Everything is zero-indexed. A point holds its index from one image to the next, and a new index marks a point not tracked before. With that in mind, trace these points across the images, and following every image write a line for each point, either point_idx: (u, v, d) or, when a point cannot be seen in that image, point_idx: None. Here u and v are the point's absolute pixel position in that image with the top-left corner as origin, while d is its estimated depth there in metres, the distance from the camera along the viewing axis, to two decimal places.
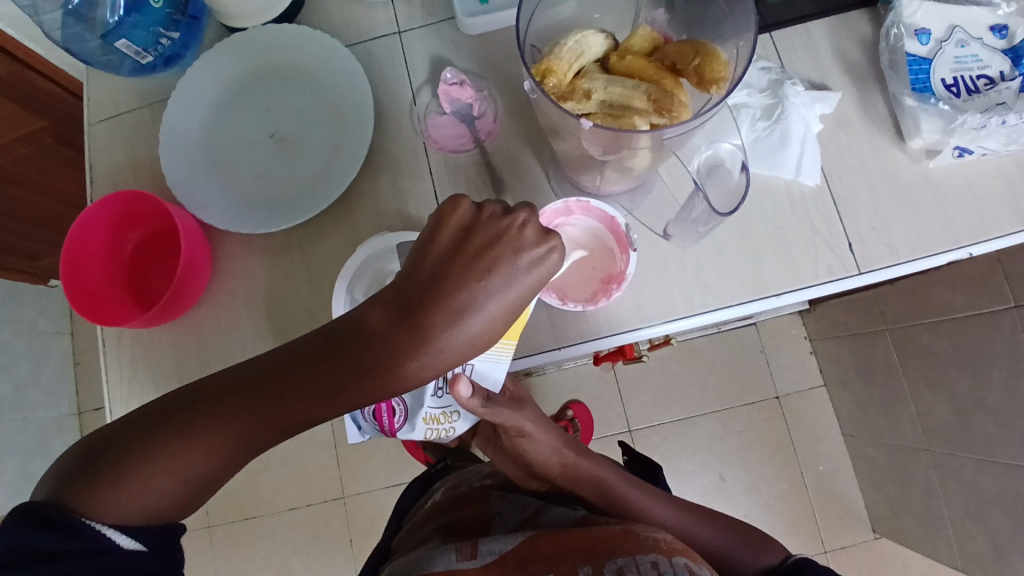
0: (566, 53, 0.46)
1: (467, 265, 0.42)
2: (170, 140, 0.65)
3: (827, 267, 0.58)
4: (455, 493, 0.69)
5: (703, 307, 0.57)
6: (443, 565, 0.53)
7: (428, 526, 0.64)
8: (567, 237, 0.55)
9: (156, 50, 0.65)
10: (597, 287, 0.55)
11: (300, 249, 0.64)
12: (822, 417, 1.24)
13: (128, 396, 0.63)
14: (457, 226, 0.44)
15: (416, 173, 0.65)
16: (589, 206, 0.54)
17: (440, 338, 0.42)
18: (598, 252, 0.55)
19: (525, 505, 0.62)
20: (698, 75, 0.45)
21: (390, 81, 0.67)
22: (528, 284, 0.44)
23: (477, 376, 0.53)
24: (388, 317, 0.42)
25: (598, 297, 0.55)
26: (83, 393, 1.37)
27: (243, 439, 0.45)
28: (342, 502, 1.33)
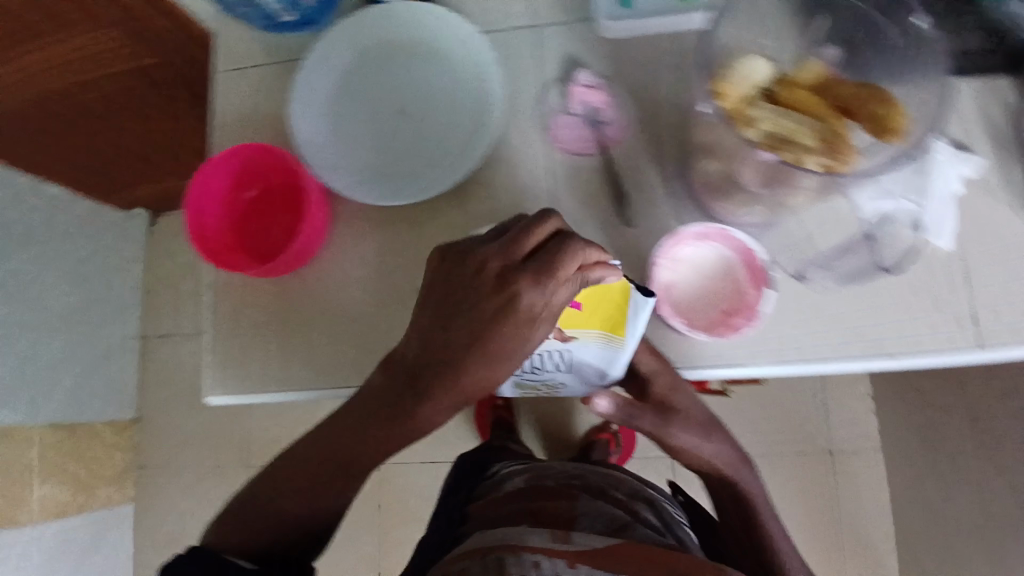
0: (738, 81, 0.45)
1: (440, 318, 0.52)
2: (303, 98, 0.66)
3: (938, 342, 0.56)
4: (541, 485, 0.72)
5: (806, 357, 0.56)
6: (534, 540, 0.56)
7: (515, 506, 0.67)
8: (707, 262, 0.59)
9: (295, 10, 0.66)
10: (718, 318, 0.57)
11: (408, 226, 0.66)
12: (872, 480, 1.19)
13: (226, 336, 0.65)
14: (433, 275, 0.53)
15: (534, 172, 0.64)
16: (727, 235, 0.58)
17: (446, 379, 0.53)
18: (728, 285, 0.58)
19: (611, 515, 0.64)
20: (873, 123, 0.43)
21: (520, 72, 0.66)
22: (502, 328, 0.51)
23: (577, 360, 0.57)
24: (400, 363, 0.54)
25: (718, 330, 0.57)
26: (148, 319, 1.41)
27: (328, 470, 0.58)
28: (375, 467, 1.35)
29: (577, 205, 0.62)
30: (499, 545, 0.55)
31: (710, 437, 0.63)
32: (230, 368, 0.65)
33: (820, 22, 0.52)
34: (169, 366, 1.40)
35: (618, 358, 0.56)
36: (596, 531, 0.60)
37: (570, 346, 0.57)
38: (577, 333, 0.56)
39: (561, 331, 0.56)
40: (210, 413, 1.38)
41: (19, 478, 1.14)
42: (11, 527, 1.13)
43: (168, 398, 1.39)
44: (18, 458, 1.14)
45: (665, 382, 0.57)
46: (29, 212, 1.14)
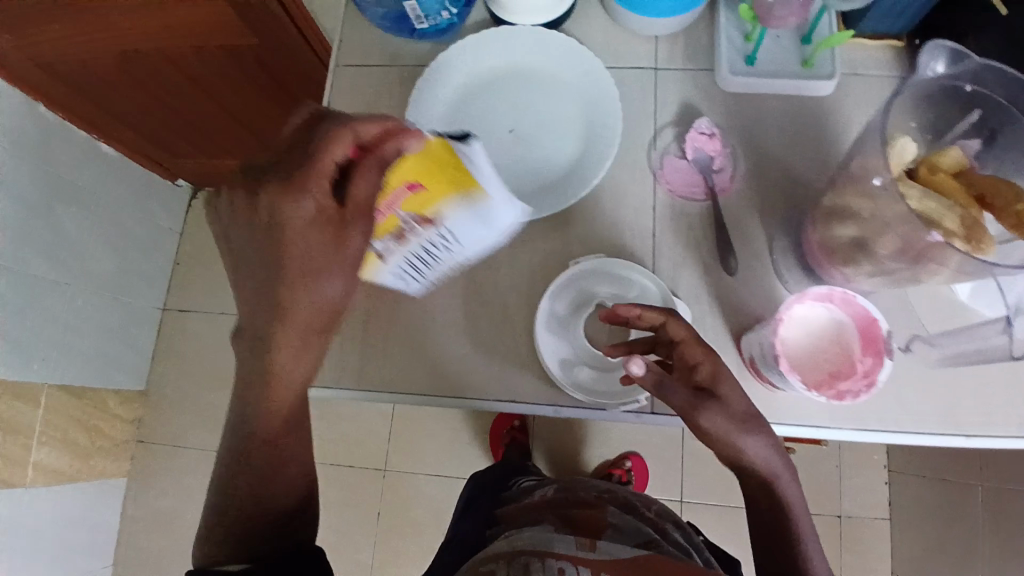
0: (895, 153, 0.46)
1: (260, 247, 0.52)
2: (419, 108, 0.68)
3: (1011, 427, 0.56)
4: (571, 497, 0.74)
5: (882, 428, 0.56)
6: (562, 545, 0.57)
7: (545, 516, 0.69)
8: (821, 322, 0.53)
9: (434, 19, 0.67)
10: (826, 381, 0.53)
11: (508, 242, 0.66)
12: (878, 551, 1.20)
13: None
14: (236, 215, 0.53)
15: (639, 208, 0.66)
16: (851, 301, 0.52)
17: (286, 296, 0.53)
18: (837, 349, 0.53)
19: (638, 526, 0.65)
20: (1019, 219, 0.45)
21: (636, 110, 0.68)
22: (312, 234, 0.52)
23: (450, 230, 0.57)
24: (247, 302, 0.54)
25: (826, 394, 0.52)
26: (173, 292, 1.39)
27: (284, 426, 0.57)
28: (382, 474, 1.33)
29: (680, 246, 0.64)
30: (529, 548, 0.56)
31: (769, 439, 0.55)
32: None
33: (975, 114, 0.50)
34: (186, 343, 1.37)
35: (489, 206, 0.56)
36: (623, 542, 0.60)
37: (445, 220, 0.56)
38: (439, 208, 0.54)
39: (424, 216, 0.55)
40: (220, 396, 1.35)
41: (20, 440, 1.06)
42: (6, 490, 1.05)
43: (181, 373, 1.36)
44: (24, 418, 1.07)
45: (708, 371, 0.54)
46: (81, 167, 1.12)
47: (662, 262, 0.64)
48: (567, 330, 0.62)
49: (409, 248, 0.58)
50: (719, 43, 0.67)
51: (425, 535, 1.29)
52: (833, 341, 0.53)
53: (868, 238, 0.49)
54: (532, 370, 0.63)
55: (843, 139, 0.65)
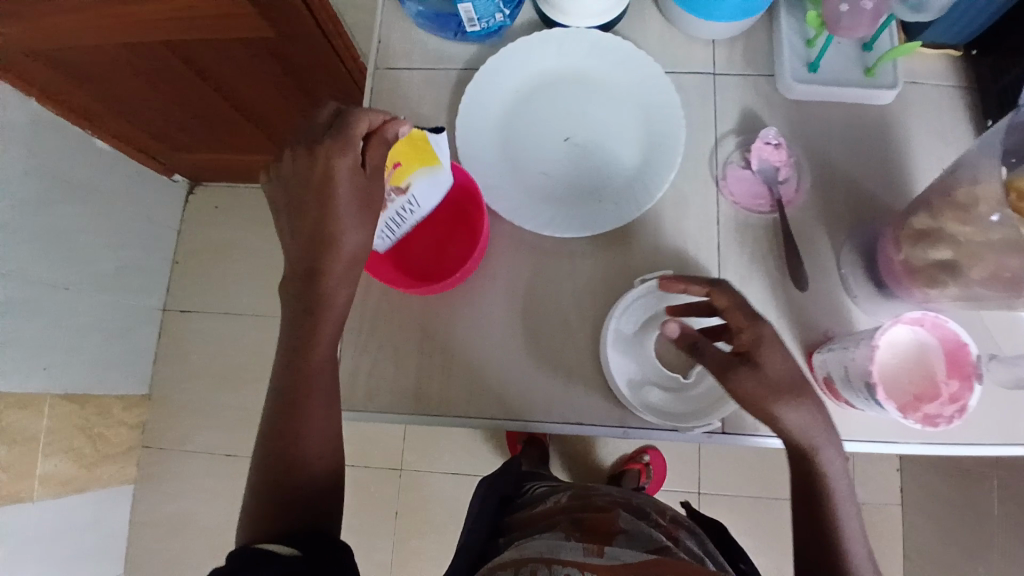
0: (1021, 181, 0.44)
1: (309, 206, 0.54)
2: (470, 115, 0.65)
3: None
4: (585, 500, 0.69)
5: (946, 439, 0.57)
6: (567, 554, 0.54)
7: (555, 519, 0.65)
8: (909, 346, 0.54)
9: (486, 22, 0.63)
10: (911, 404, 0.53)
11: (567, 256, 0.64)
12: (891, 537, 1.22)
13: (363, 348, 0.63)
14: (287, 180, 0.55)
15: (702, 221, 0.64)
16: (941, 325, 0.53)
17: (330, 251, 0.54)
18: (924, 372, 0.53)
19: (652, 528, 0.61)
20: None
21: (695, 118, 0.66)
22: (353, 193, 0.53)
23: (419, 198, 0.58)
24: (295, 259, 0.56)
25: (913, 417, 0.52)
26: (173, 292, 1.33)
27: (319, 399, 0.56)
28: (399, 474, 1.32)
29: (745, 260, 0.63)
30: (533, 560, 0.53)
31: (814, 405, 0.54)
32: (362, 381, 0.62)
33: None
34: (189, 345, 1.31)
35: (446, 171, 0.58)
36: (634, 545, 0.56)
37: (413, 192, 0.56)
38: (412, 181, 0.55)
39: (400, 190, 0.55)
40: (226, 396, 1.29)
41: (25, 451, 1.01)
42: (12, 504, 1.00)
43: (184, 376, 1.30)
44: (28, 428, 1.02)
45: (749, 337, 0.53)
46: (77, 162, 1.06)
47: (728, 276, 0.63)
48: (635, 349, 0.61)
49: (385, 224, 0.57)
50: (781, 49, 0.65)
51: (444, 533, 1.28)
52: (920, 364, 0.53)
53: (961, 262, 0.49)
54: (597, 389, 0.61)
55: (908, 149, 0.64)
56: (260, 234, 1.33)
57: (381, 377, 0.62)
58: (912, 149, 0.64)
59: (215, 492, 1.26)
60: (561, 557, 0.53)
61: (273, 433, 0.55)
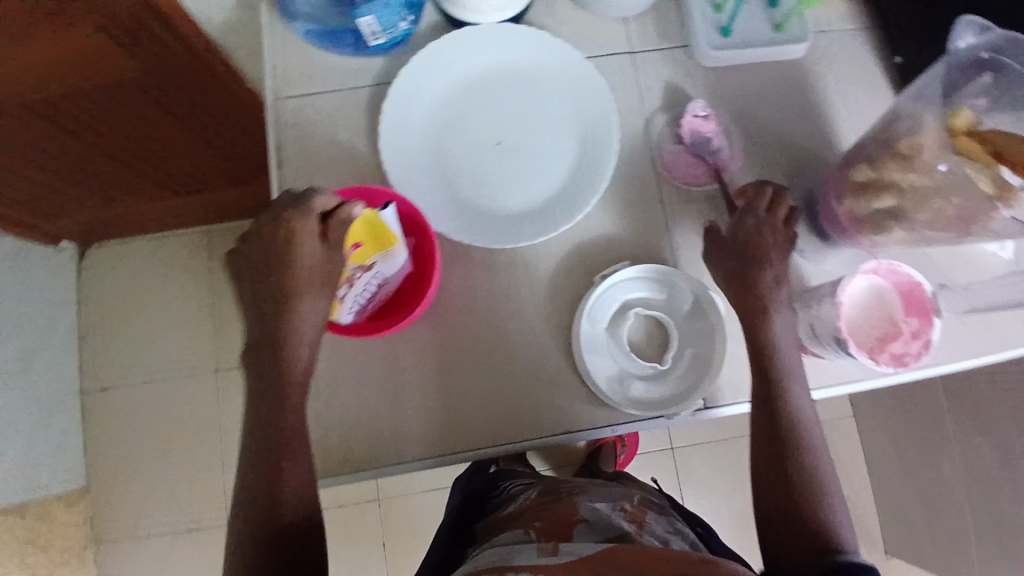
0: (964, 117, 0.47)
1: (272, 273, 0.53)
2: (391, 133, 0.60)
3: (1015, 339, 0.60)
4: (548, 490, 0.65)
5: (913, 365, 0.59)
6: (522, 559, 0.48)
7: (515, 521, 0.59)
8: (869, 296, 0.55)
9: (392, 33, 0.59)
10: (878, 346, 0.54)
11: (522, 264, 0.62)
12: (849, 448, 1.28)
13: (327, 406, 0.58)
14: (249, 246, 0.54)
15: (649, 205, 0.63)
16: (894, 270, 0.54)
17: (292, 317, 0.53)
18: (885, 315, 0.54)
19: (615, 514, 0.57)
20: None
21: (621, 101, 0.65)
22: (316, 259, 0.52)
23: (385, 273, 0.55)
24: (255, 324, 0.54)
25: (884, 360, 0.53)
26: (87, 371, 1.20)
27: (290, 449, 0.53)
28: (377, 503, 1.25)
29: (696, 235, 0.63)
30: (484, 570, 0.48)
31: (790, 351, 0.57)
32: (335, 440, 0.58)
33: (986, 77, 0.49)
34: (118, 423, 1.19)
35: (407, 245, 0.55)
36: (594, 537, 0.51)
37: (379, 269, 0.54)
38: (376, 260, 0.53)
39: (365, 268, 0.53)
40: (173, 466, 1.19)
41: None
42: None
43: (122, 456, 1.19)
44: None
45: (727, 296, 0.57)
46: None
47: (682, 254, 0.63)
48: (607, 345, 0.60)
49: (354, 301, 0.55)
50: (692, 17, 0.65)
51: None
52: (880, 309, 0.54)
53: (905, 207, 0.50)
54: (581, 394, 0.60)
55: (825, 99, 0.65)
56: (172, 287, 1.22)
57: (353, 434, 0.58)
58: (829, 98, 0.65)
59: (185, 569, 1.16)
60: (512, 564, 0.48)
61: (240, 495, 0.51)
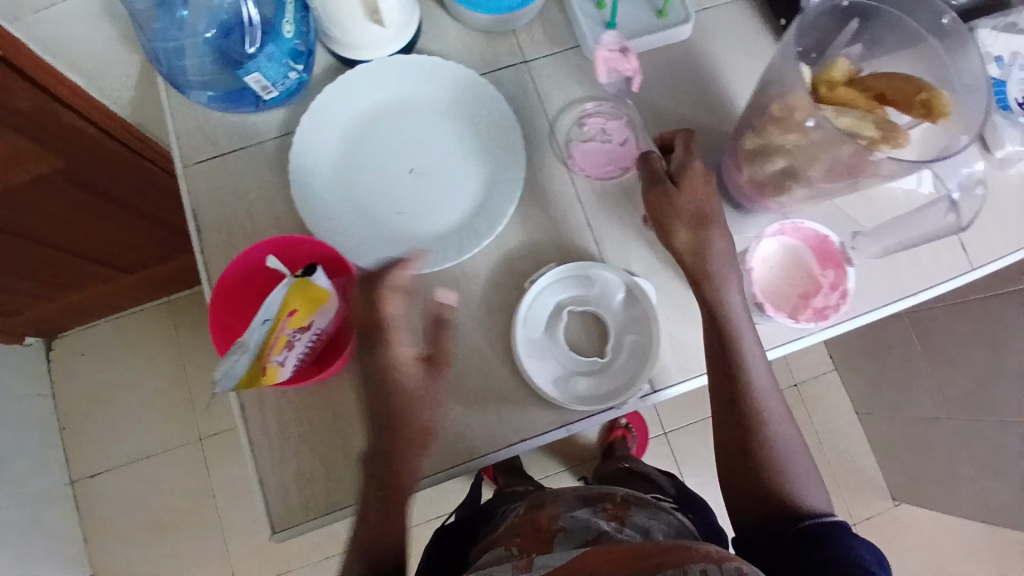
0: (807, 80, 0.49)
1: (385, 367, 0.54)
2: (302, 180, 0.61)
3: (938, 271, 0.62)
4: (532, 502, 0.65)
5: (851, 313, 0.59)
6: None
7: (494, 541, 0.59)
8: (783, 257, 0.60)
9: (283, 84, 0.60)
10: (800, 304, 0.59)
11: (453, 284, 0.62)
12: (837, 401, 1.28)
13: (281, 463, 0.58)
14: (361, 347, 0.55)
15: (567, 204, 0.64)
16: (800, 228, 0.60)
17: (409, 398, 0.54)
18: (801, 273, 0.59)
19: (594, 517, 0.57)
20: (926, 107, 0.47)
21: (524, 109, 0.66)
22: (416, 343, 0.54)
23: (321, 325, 0.54)
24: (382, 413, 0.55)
25: (807, 316, 0.58)
26: (74, 459, 1.20)
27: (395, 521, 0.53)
28: (383, 542, 1.20)
29: (616, 226, 0.64)
30: None
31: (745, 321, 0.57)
32: (295, 495, 0.58)
33: (853, 24, 0.52)
34: (112, 507, 1.19)
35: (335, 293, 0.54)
36: (571, 546, 0.51)
37: (315, 325, 0.53)
38: (311, 317, 0.52)
39: (302, 328, 0.52)
40: (177, 538, 1.18)
41: None
42: None
43: (123, 538, 1.18)
44: None
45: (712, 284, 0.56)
46: None
47: (607, 246, 0.64)
48: (548, 348, 0.60)
49: (297, 356, 0.54)
50: (577, 19, 0.66)
51: None
52: (796, 267, 0.59)
53: (798, 165, 0.51)
54: (532, 401, 0.60)
55: (719, 72, 0.67)
56: (145, 362, 1.23)
57: (311, 480, 0.58)
58: (723, 72, 0.67)
59: None
60: None
61: None
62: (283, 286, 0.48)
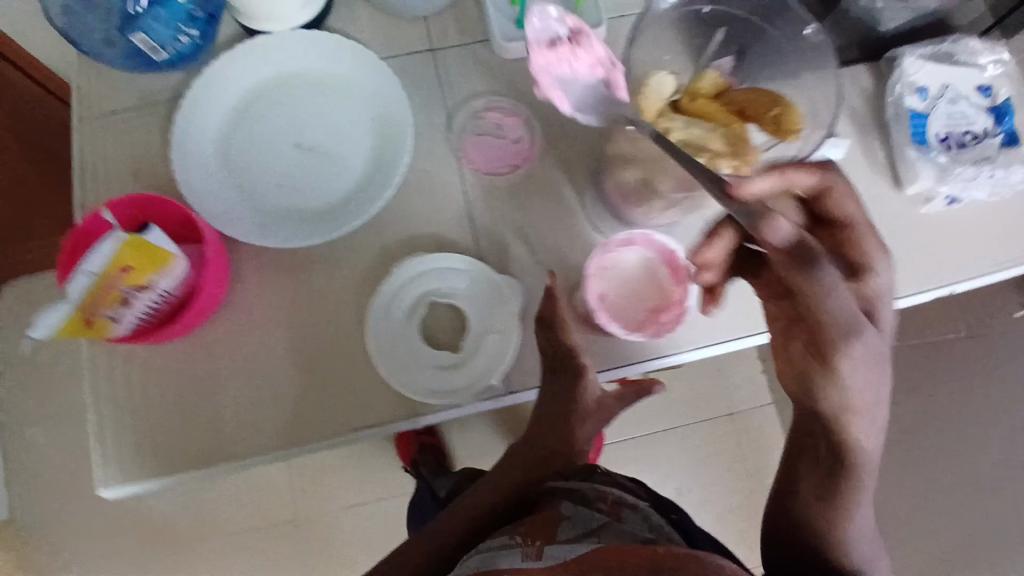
0: (651, 92, 0.49)
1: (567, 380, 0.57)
2: (183, 142, 0.60)
3: None
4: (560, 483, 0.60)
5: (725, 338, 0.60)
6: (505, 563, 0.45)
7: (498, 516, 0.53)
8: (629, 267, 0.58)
9: (173, 47, 0.61)
10: (648, 318, 0.58)
11: (324, 264, 0.62)
12: (772, 436, 1.27)
13: (121, 418, 0.59)
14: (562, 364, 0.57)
15: (452, 195, 0.64)
16: (652, 239, 0.57)
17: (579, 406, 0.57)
18: (651, 285, 0.58)
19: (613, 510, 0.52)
20: (776, 123, 0.47)
21: (423, 97, 0.65)
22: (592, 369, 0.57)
23: (165, 288, 0.56)
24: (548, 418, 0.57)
25: (649, 330, 0.57)
26: (5, 404, 1.21)
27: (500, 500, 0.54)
28: (297, 522, 1.20)
29: (497, 223, 0.63)
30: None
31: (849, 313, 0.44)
32: (130, 450, 0.59)
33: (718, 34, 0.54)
34: (35, 454, 1.20)
35: (182, 259, 0.56)
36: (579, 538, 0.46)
37: (156, 286, 0.55)
38: (150, 278, 0.54)
39: (141, 288, 0.54)
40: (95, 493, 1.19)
41: None
42: None
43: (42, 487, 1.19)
44: None
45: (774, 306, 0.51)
46: None
47: (485, 242, 0.63)
48: (405, 335, 0.61)
49: (136, 316, 0.55)
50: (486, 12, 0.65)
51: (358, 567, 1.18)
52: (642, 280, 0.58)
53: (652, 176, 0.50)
54: (384, 389, 0.60)
55: None
56: None
57: (157, 440, 0.59)
58: None
59: None
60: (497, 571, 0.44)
61: None
62: (114, 241, 0.50)
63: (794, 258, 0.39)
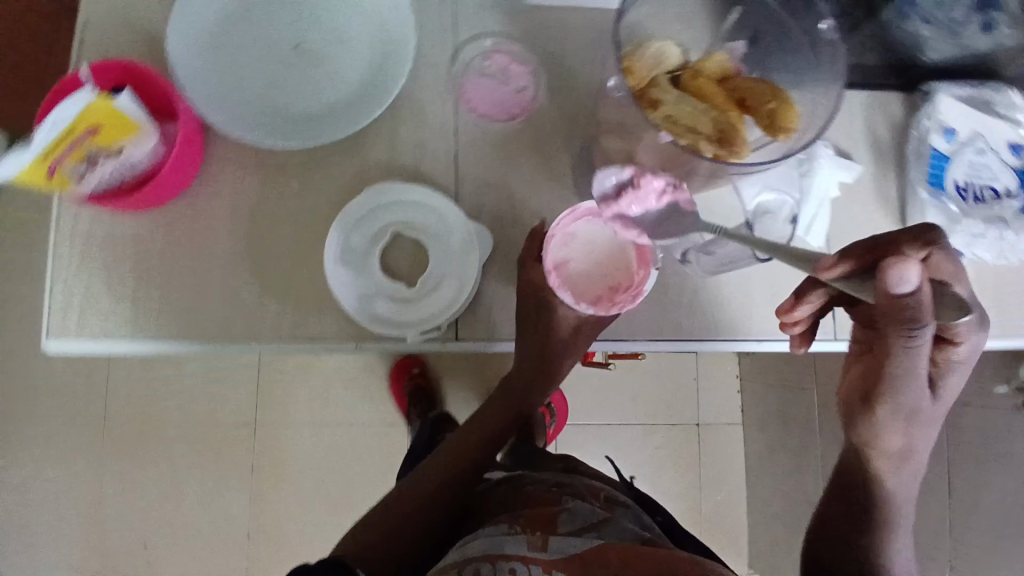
0: (649, 58, 0.46)
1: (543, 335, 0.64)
2: (180, 15, 0.58)
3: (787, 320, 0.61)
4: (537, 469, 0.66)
5: (707, 333, 0.60)
6: (511, 548, 0.48)
7: (485, 503, 0.59)
8: (592, 237, 0.57)
9: None
10: (606, 294, 0.57)
11: (300, 172, 0.61)
12: (731, 455, 1.26)
13: (73, 278, 0.59)
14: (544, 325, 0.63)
15: (441, 132, 0.62)
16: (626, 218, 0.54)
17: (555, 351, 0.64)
18: (615, 261, 0.57)
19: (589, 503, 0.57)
20: (771, 117, 0.45)
21: (434, 25, 0.63)
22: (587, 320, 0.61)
23: (133, 157, 0.56)
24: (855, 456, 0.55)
25: (602, 306, 0.57)
26: None
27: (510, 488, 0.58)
28: (253, 430, 1.19)
29: (480, 170, 0.61)
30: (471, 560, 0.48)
31: (909, 369, 0.43)
32: (75, 312, 0.59)
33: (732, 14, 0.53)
34: None
35: (152, 130, 0.56)
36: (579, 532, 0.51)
37: (123, 151, 0.55)
38: (119, 143, 0.53)
39: (107, 151, 0.53)
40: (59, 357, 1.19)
41: None
42: None
43: None
44: None
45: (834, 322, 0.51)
46: None
47: (464, 186, 0.61)
48: (363, 261, 0.60)
49: (100, 178, 0.55)
50: None
51: (300, 487, 1.18)
52: (605, 253, 0.57)
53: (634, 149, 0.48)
54: (333, 309, 0.60)
55: None
56: None
57: (103, 309, 0.59)
58: None
59: (50, 461, 1.15)
60: (505, 557, 0.47)
61: None
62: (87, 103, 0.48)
63: (899, 310, 0.38)
